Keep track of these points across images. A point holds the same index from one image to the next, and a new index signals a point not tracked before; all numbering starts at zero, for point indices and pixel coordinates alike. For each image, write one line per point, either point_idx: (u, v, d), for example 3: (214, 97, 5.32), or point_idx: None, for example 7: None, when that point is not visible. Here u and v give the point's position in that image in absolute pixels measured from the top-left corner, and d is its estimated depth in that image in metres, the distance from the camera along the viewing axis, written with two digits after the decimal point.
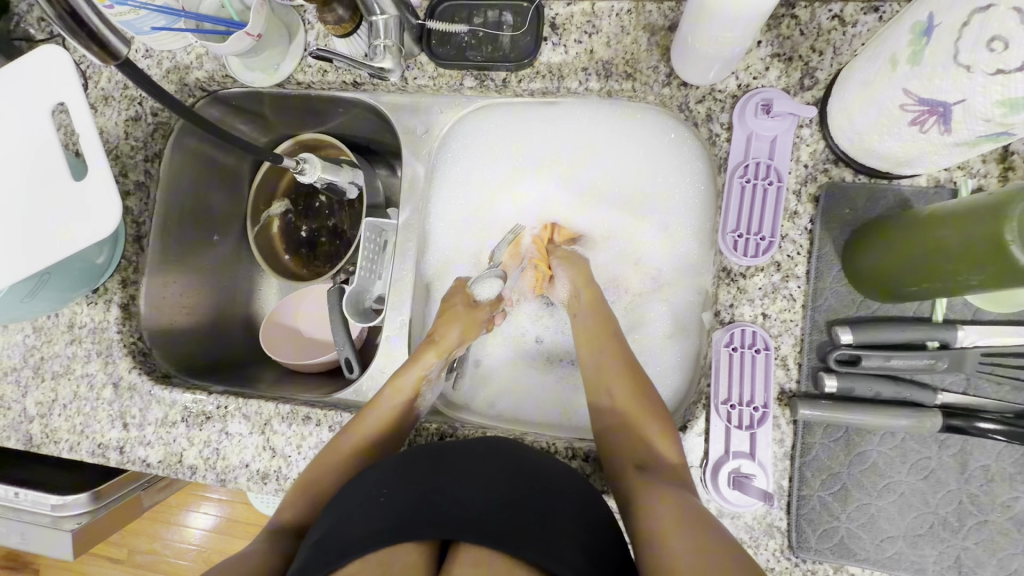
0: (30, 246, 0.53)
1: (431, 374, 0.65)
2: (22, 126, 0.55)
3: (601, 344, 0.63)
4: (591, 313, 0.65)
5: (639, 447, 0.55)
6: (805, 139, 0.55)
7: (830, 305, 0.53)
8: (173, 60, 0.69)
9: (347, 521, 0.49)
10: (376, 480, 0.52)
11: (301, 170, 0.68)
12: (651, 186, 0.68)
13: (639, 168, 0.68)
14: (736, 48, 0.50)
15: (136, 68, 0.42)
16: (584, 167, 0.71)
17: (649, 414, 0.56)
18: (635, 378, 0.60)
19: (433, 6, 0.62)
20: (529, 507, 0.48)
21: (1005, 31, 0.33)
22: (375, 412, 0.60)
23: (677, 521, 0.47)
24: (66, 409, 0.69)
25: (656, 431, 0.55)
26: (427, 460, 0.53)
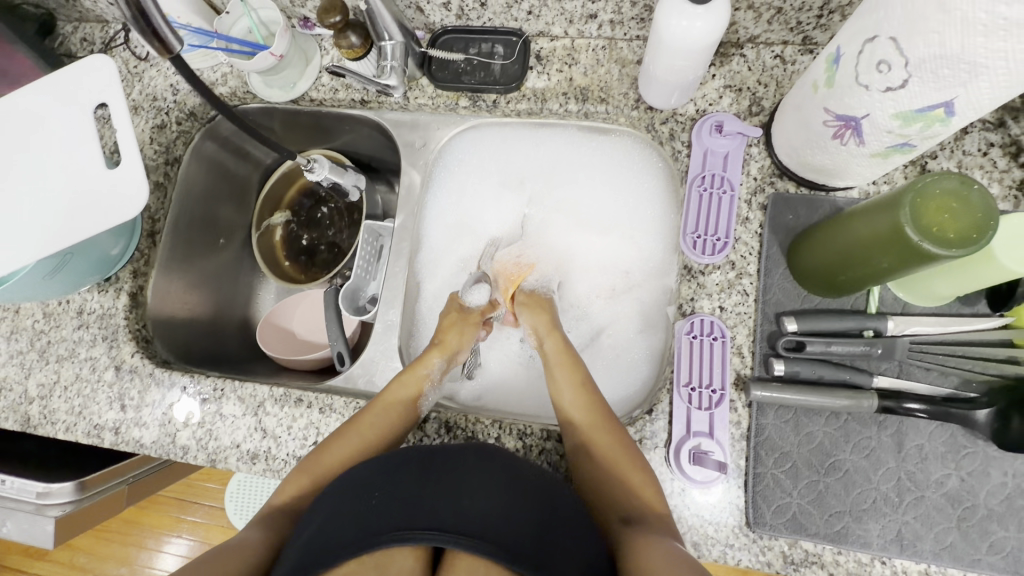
0: (62, 226, 0.58)
1: (434, 376, 0.68)
2: (61, 118, 0.61)
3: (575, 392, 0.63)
4: (559, 365, 0.66)
5: (624, 505, 0.57)
6: (754, 156, 0.64)
7: (778, 299, 0.60)
8: (200, 77, 0.77)
9: (337, 520, 0.53)
10: (365, 478, 0.56)
11: (310, 167, 0.74)
12: (615, 208, 0.74)
13: (604, 191, 0.75)
14: (689, 77, 0.59)
15: (184, 63, 0.48)
16: (557, 188, 0.77)
17: (623, 463, 0.58)
18: (609, 422, 0.60)
19: (436, 37, 0.72)
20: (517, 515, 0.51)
21: (887, 56, 0.41)
22: (360, 437, 0.62)
23: (663, 560, 0.47)
24: (67, 391, 0.72)
25: (640, 485, 0.56)
26: (417, 462, 0.57)
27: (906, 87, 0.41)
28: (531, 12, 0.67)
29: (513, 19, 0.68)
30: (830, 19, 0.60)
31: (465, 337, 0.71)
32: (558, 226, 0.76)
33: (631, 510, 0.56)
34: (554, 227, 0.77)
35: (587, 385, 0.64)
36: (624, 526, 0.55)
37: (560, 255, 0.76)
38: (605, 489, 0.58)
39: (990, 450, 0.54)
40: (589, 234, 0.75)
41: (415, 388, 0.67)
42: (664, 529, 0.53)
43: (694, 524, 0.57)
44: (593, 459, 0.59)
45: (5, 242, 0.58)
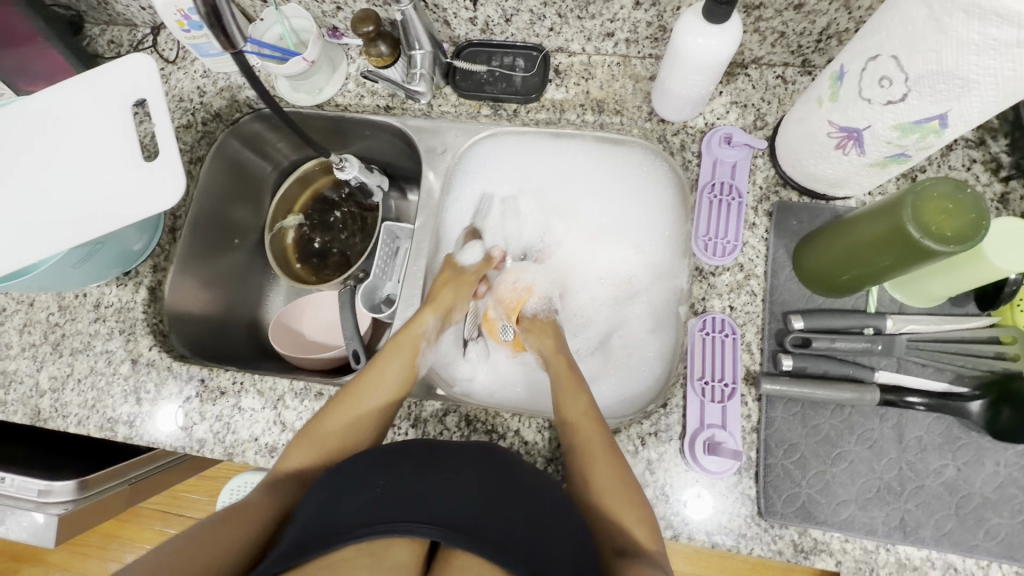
0: (100, 216, 0.59)
1: (429, 335, 0.72)
2: (101, 112, 0.62)
3: (579, 418, 0.62)
4: (565, 391, 0.66)
5: (615, 538, 0.56)
6: (760, 167, 0.68)
7: (784, 299, 0.64)
8: (227, 80, 0.80)
9: (340, 503, 0.54)
10: (367, 470, 0.57)
11: (341, 166, 0.77)
12: (627, 218, 0.78)
13: (615, 201, 0.79)
14: (699, 92, 0.64)
15: (243, 59, 0.51)
16: (571, 198, 0.80)
17: (626, 502, 0.56)
18: (616, 459, 0.59)
19: (460, 49, 0.75)
20: (515, 522, 0.54)
21: (889, 72, 0.46)
22: (361, 407, 0.64)
23: None
24: (80, 384, 0.72)
25: (634, 517, 0.56)
26: (418, 459, 0.58)
27: (906, 101, 0.46)
28: (552, 29, 0.71)
29: (535, 35, 0.73)
30: (828, 44, 0.66)
31: (457, 293, 0.75)
32: (569, 241, 0.81)
33: (627, 547, 0.55)
34: (568, 235, 0.81)
35: (592, 410, 0.64)
36: (616, 558, 0.55)
37: (573, 268, 0.80)
38: (600, 523, 0.57)
39: (983, 441, 0.58)
40: (600, 242, 0.79)
41: (410, 357, 0.69)
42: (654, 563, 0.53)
43: (708, 514, 0.60)
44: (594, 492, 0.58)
45: (44, 228, 0.59)
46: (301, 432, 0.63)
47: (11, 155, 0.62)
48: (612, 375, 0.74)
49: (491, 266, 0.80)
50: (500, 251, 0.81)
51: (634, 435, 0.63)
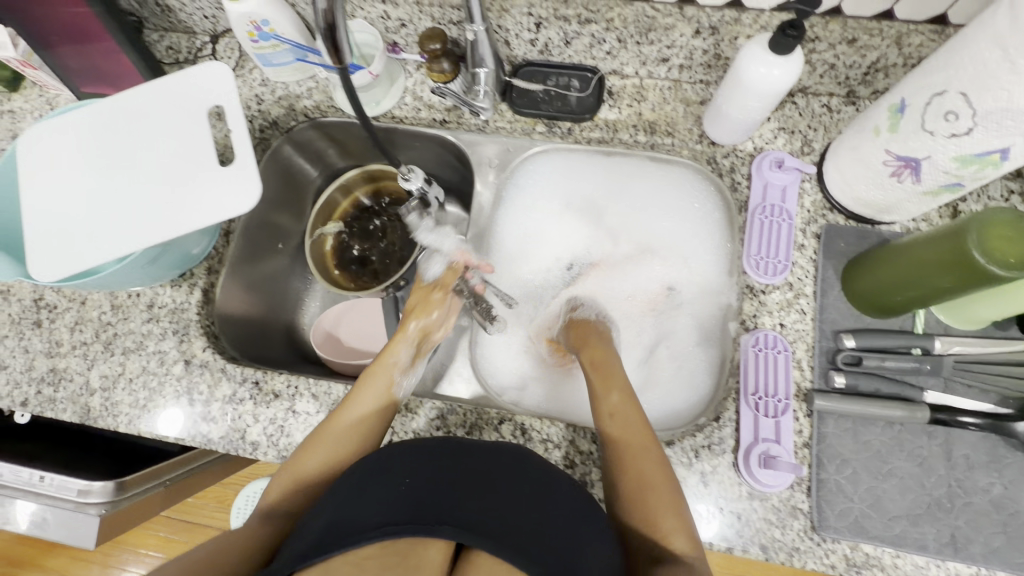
0: (174, 217, 0.60)
1: (401, 362, 0.72)
2: (177, 118, 0.64)
3: (618, 410, 0.64)
4: (603, 379, 0.68)
5: (652, 547, 0.55)
6: (807, 191, 0.71)
7: (834, 317, 0.66)
8: (285, 89, 0.83)
9: (360, 503, 0.53)
10: (387, 469, 0.57)
11: (407, 176, 0.74)
12: (673, 235, 0.80)
13: (662, 219, 0.81)
14: (753, 118, 0.67)
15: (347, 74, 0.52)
16: (616, 215, 0.83)
17: (661, 502, 0.56)
18: (657, 455, 0.59)
19: (517, 67, 0.78)
20: (538, 526, 0.52)
21: (956, 107, 0.49)
22: (338, 433, 0.63)
23: None
24: (131, 383, 0.72)
25: (674, 524, 0.55)
26: (443, 457, 0.57)
27: (971, 134, 0.49)
28: (609, 52, 0.74)
29: (591, 57, 0.75)
30: (875, 76, 0.69)
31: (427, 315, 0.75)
32: (614, 259, 0.82)
33: (667, 552, 0.54)
34: (614, 250, 0.82)
35: (631, 400, 0.65)
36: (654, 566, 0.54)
37: (618, 282, 0.82)
38: (639, 531, 0.56)
39: None
40: (646, 257, 0.81)
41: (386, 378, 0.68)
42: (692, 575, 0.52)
43: (762, 527, 0.61)
44: (631, 489, 0.57)
45: (117, 227, 0.61)
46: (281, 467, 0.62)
47: (86, 157, 0.63)
48: (659, 388, 0.75)
49: (457, 276, 0.77)
50: (466, 255, 0.78)
51: (688, 447, 0.64)
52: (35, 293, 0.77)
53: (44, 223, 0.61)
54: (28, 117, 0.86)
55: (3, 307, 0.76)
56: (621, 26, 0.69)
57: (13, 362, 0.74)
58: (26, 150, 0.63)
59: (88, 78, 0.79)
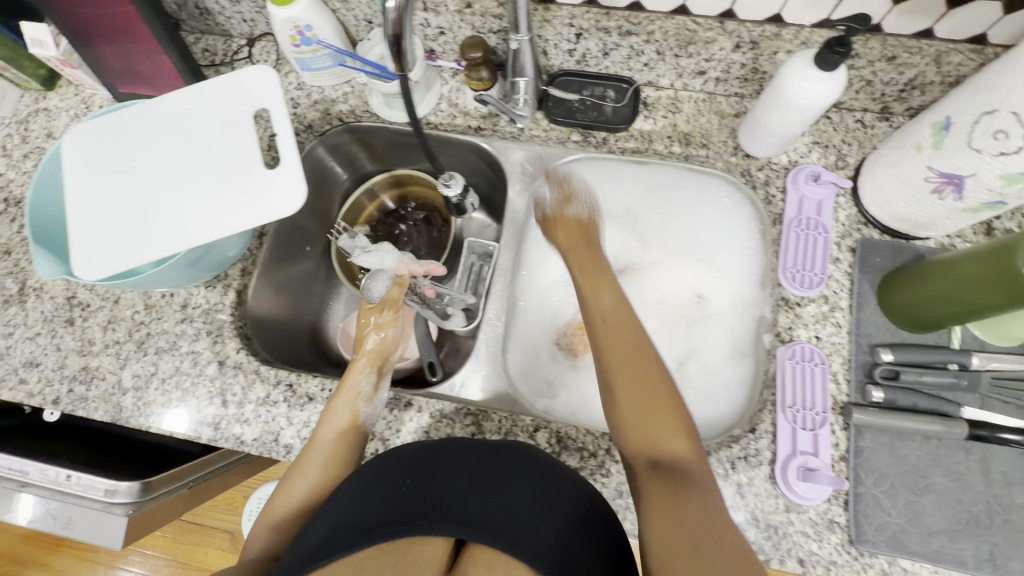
0: (220, 218, 0.61)
1: (364, 391, 0.68)
2: (222, 120, 0.64)
3: (616, 312, 0.62)
4: (592, 280, 0.65)
5: (648, 449, 0.54)
6: (842, 205, 0.72)
7: (870, 331, 0.66)
8: (321, 94, 0.84)
9: (361, 503, 0.53)
10: (386, 471, 0.57)
11: (447, 183, 0.76)
12: (707, 246, 0.80)
13: (696, 229, 0.81)
14: (790, 133, 0.67)
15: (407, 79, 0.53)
16: (650, 225, 0.82)
17: (657, 409, 0.55)
18: (652, 360, 0.58)
19: (554, 76, 0.79)
20: (539, 517, 0.51)
21: (1006, 126, 0.50)
22: (309, 470, 0.62)
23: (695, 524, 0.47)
24: (164, 383, 0.72)
25: (671, 429, 0.54)
26: (437, 455, 0.58)
27: (1019, 154, 0.49)
28: (646, 64, 0.75)
29: (628, 68, 0.76)
30: (910, 93, 0.70)
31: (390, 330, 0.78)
32: (645, 267, 0.82)
33: (660, 454, 0.54)
34: (648, 259, 0.82)
35: (624, 302, 0.62)
36: (648, 470, 0.53)
37: (650, 291, 0.81)
38: (636, 430, 0.55)
39: None
40: (679, 267, 0.81)
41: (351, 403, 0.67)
42: (695, 481, 0.51)
43: (799, 540, 0.61)
44: (625, 396, 0.56)
45: (163, 226, 0.61)
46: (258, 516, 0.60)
47: (131, 157, 0.64)
48: (691, 398, 0.75)
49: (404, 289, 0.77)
50: (410, 267, 0.76)
51: (725, 458, 0.64)
52: (69, 290, 0.77)
53: (89, 223, 0.61)
54: (64, 115, 0.86)
55: (37, 305, 0.77)
56: (661, 39, 0.70)
57: (46, 359, 0.74)
58: (72, 148, 0.64)
59: (126, 78, 0.80)
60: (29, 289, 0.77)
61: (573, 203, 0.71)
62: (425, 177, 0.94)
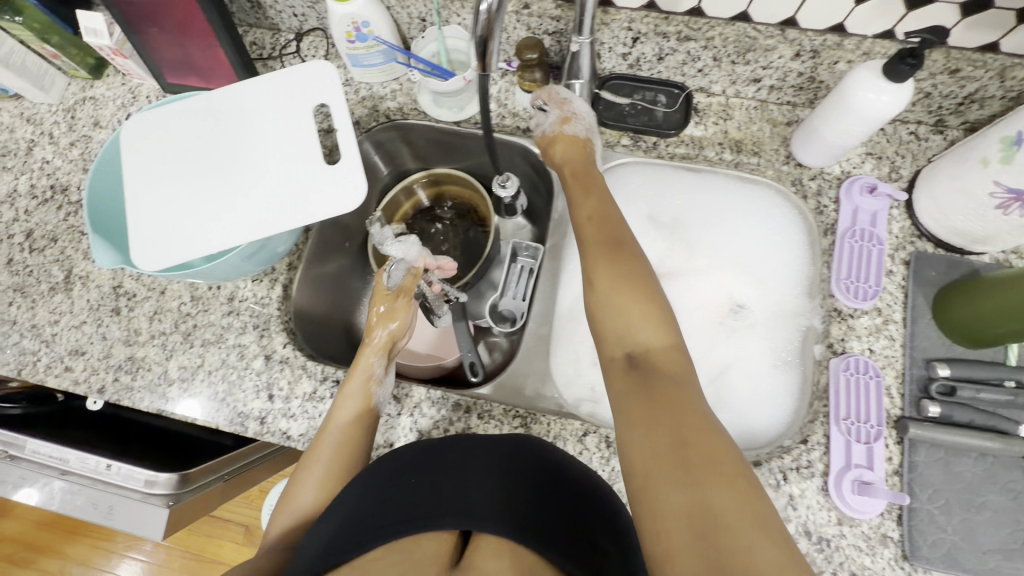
0: (279, 210, 0.61)
1: (377, 373, 0.69)
2: (282, 113, 0.65)
3: (598, 217, 0.63)
4: (580, 185, 0.68)
5: (625, 342, 0.55)
6: (895, 218, 0.71)
7: (924, 346, 0.66)
8: (370, 91, 0.84)
9: (370, 500, 0.52)
10: (399, 467, 0.55)
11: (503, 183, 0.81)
12: (754, 253, 0.79)
13: (743, 236, 0.80)
14: (847, 143, 0.67)
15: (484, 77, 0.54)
16: (697, 230, 0.81)
17: (638, 306, 0.56)
18: (630, 253, 0.60)
19: (604, 79, 0.79)
20: (543, 507, 0.49)
21: None
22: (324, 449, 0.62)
23: (673, 418, 0.47)
24: (211, 375, 0.72)
25: (648, 321, 0.55)
26: (451, 453, 0.56)
27: None
28: (701, 70, 0.75)
29: (681, 74, 0.76)
30: (968, 107, 0.70)
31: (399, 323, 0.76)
32: (690, 271, 0.80)
33: (638, 350, 0.54)
34: (696, 264, 0.80)
35: (611, 215, 0.63)
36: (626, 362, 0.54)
37: (695, 296, 0.80)
38: (613, 327, 0.56)
39: None
40: (726, 275, 0.79)
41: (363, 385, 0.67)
42: (669, 369, 0.52)
43: (852, 554, 0.60)
44: (608, 294, 0.57)
45: (223, 218, 0.61)
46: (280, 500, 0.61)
47: (190, 148, 0.64)
48: (737, 407, 0.74)
49: (418, 279, 0.78)
50: (426, 260, 0.79)
51: (776, 469, 0.63)
52: (115, 280, 0.77)
53: (149, 212, 0.62)
54: (111, 104, 0.86)
55: (83, 293, 0.77)
56: (719, 45, 0.70)
57: (92, 348, 0.74)
58: (129, 139, 0.64)
59: (179, 70, 0.80)
60: (75, 277, 0.77)
61: (572, 122, 0.71)
62: (464, 176, 0.93)
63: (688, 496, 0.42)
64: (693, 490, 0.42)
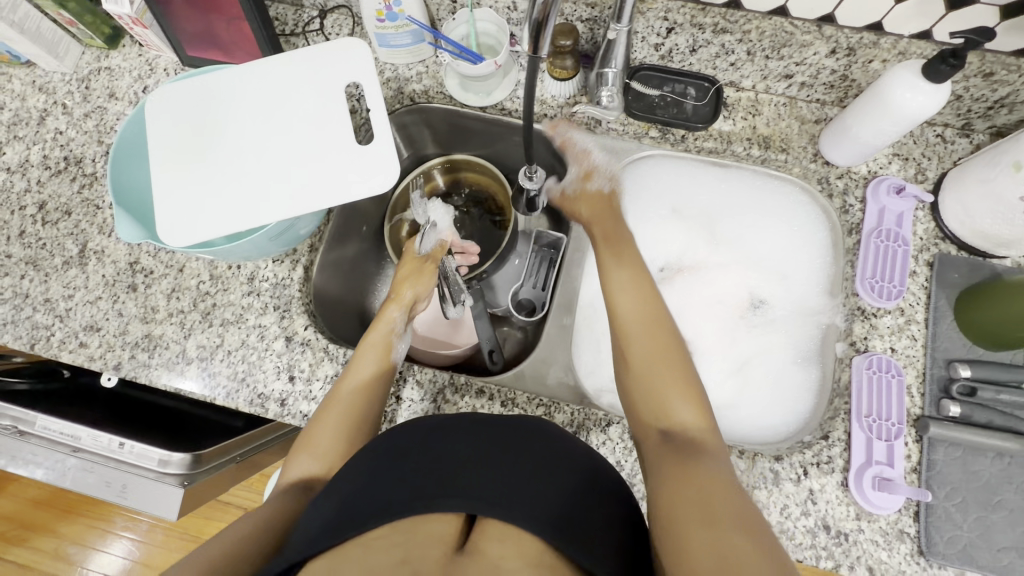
0: (310, 192, 0.60)
1: (397, 326, 0.73)
2: (313, 93, 0.64)
3: (634, 277, 0.63)
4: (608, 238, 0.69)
5: (657, 416, 0.55)
6: (920, 219, 0.72)
7: (945, 347, 0.67)
8: (395, 72, 0.82)
9: (377, 479, 0.48)
10: (406, 445, 0.51)
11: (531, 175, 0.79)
12: (774, 250, 0.81)
13: (762, 233, 0.81)
14: (880, 142, 0.67)
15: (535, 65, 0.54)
16: (717, 225, 0.83)
17: (673, 381, 0.56)
18: (662, 320, 0.60)
19: (635, 69, 0.77)
20: (548, 487, 0.47)
21: None
22: (343, 395, 0.62)
23: (706, 495, 0.46)
24: (231, 355, 0.71)
25: (682, 398, 0.55)
26: (464, 431, 0.52)
27: None
28: (733, 64, 0.74)
29: (713, 67, 0.75)
30: (998, 111, 0.70)
31: (419, 284, 0.79)
32: (709, 266, 0.82)
33: (672, 426, 0.54)
34: (715, 258, 0.82)
35: (642, 276, 0.63)
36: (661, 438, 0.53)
37: (714, 290, 0.81)
38: (646, 401, 0.56)
39: None
40: (744, 271, 0.81)
41: (383, 334, 0.70)
42: (704, 449, 0.51)
43: (869, 549, 0.61)
44: (642, 363, 0.57)
45: (252, 197, 0.60)
46: (295, 444, 0.60)
47: (216, 123, 0.63)
48: (753, 400, 0.75)
49: (445, 249, 0.84)
50: (452, 237, 0.86)
51: (797, 463, 0.64)
52: (131, 256, 0.75)
53: (175, 187, 0.61)
54: (127, 76, 0.84)
55: (98, 268, 0.75)
56: (755, 39, 0.70)
57: (107, 324, 0.73)
58: (153, 110, 0.62)
59: (201, 43, 0.78)
60: (90, 252, 0.76)
61: (595, 177, 0.76)
62: (485, 164, 0.92)
63: (722, 559, 0.41)
64: (718, 550, 0.41)
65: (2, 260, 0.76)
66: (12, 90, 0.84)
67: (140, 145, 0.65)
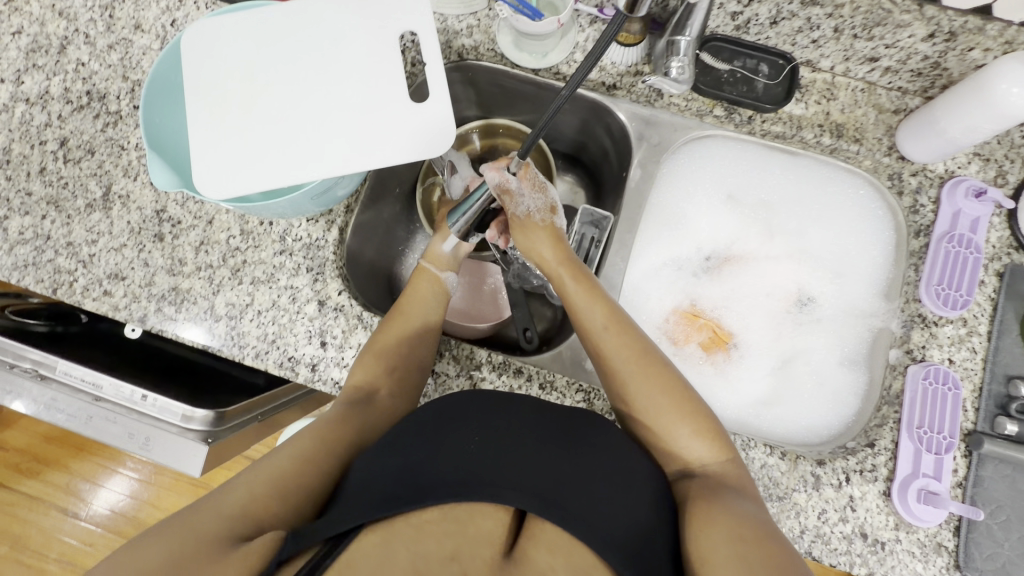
0: (358, 149, 0.56)
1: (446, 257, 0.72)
2: (365, 39, 0.58)
3: (606, 318, 0.61)
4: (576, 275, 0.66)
5: (674, 458, 0.55)
6: (994, 226, 0.68)
7: (1007, 361, 0.64)
8: (444, 23, 0.76)
9: (423, 462, 0.46)
10: (451, 428, 0.49)
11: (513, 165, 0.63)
12: (829, 246, 0.77)
13: (817, 224, 0.77)
14: (971, 139, 0.62)
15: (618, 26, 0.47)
16: (771, 214, 0.78)
17: (683, 418, 0.55)
18: (645, 353, 0.59)
19: (705, 38, 0.71)
20: (604, 497, 0.45)
21: None
22: (407, 314, 0.66)
23: (729, 537, 0.45)
24: (261, 316, 0.68)
25: (691, 435, 0.54)
26: (510, 424, 0.50)
27: None
28: (815, 41, 0.68)
29: (792, 43, 0.69)
30: None
31: None
32: (759, 256, 0.78)
33: (691, 466, 0.54)
34: (766, 246, 0.78)
35: (618, 314, 0.62)
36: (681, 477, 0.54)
37: (762, 279, 0.77)
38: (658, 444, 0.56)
39: None
40: (795, 265, 0.77)
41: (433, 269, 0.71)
42: (725, 487, 0.51)
43: (904, 559, 0.60)
44: (644, 405, 0.56)
45: (293, 152, 0.56)
46: (360, 354, 0.63)
47: (259, 64, 0.58)
48: (793, 399, 0.73)
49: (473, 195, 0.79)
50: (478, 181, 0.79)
51: (839, 469, 0.62)
52: (158, 203, 0.71)
53: (215, 133, 0.57)
54: (154, 6, 0.77)
55: (123, 214, 0.71)
56: (847, 15, 0.63)
57: (132, 273, 0.70)
58: (191, 47, 0.58)
59: None
60: (115, 196, 0.72)
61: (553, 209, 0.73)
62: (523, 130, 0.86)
63: None
64: None
65: (22, 198, 0.72)
66: (30, 12, 0.78)
67: (176, 84, 0.60)
